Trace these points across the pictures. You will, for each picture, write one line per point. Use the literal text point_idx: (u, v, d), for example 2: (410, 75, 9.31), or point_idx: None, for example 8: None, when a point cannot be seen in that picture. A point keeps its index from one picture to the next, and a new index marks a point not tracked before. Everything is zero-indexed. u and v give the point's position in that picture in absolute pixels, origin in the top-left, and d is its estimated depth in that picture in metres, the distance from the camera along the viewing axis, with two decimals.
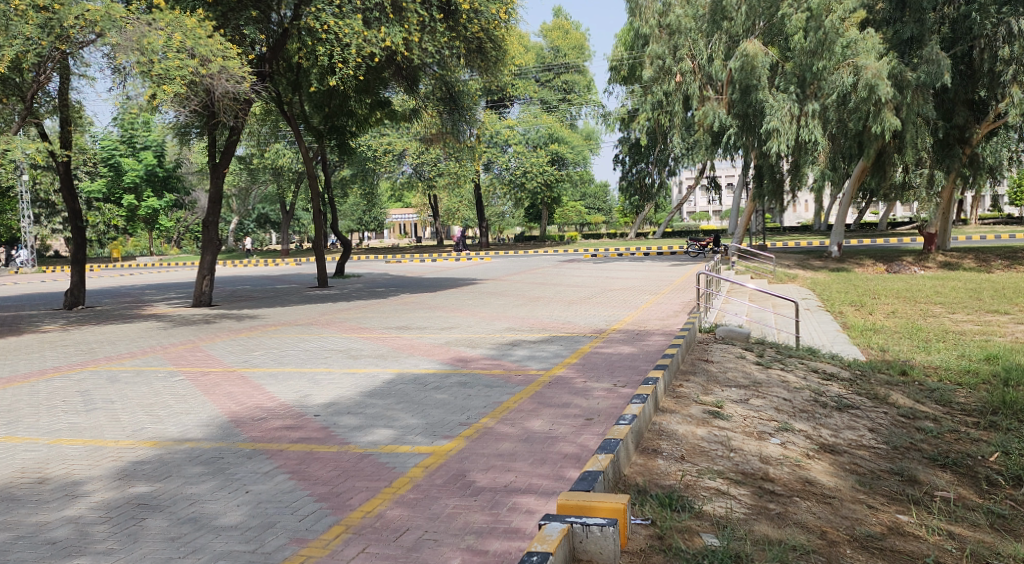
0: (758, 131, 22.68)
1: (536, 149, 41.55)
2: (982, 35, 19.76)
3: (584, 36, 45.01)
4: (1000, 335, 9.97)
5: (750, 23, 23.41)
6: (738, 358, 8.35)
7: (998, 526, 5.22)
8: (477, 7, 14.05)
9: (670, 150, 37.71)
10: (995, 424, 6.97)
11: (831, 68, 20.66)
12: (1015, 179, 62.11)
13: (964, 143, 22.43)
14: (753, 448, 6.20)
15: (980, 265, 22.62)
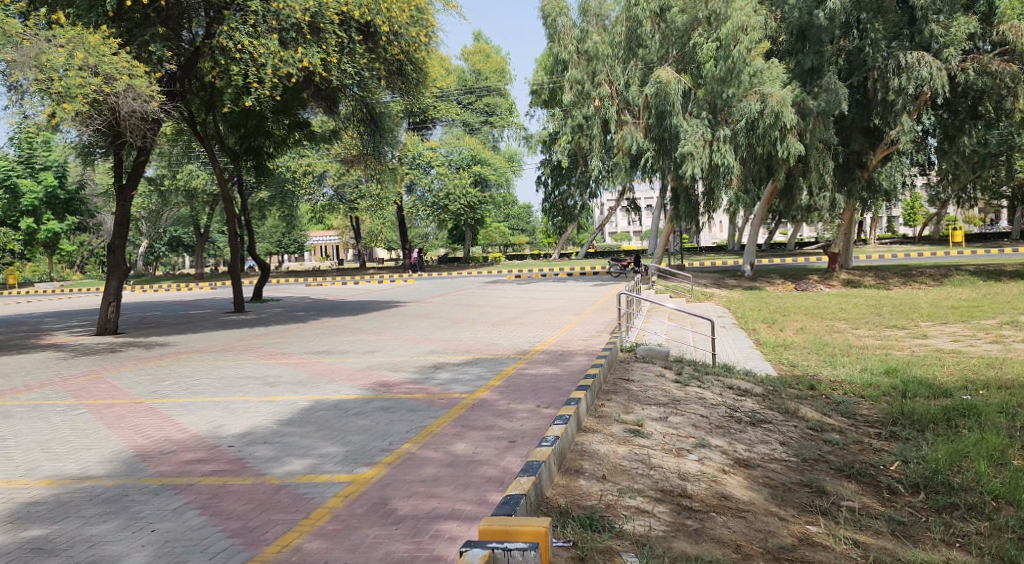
0: (674, 155, 23.46)
1: (459, 170, 41.59)
2: (875, 66, 21.36)
3: (504, 60, 45.91)
4: (899, 349, 10.55)
5: (664, 50, 24.48)
6: (657, 376, 8.53)
7: (899, 532, 5.49)
8: (397, 29, 14.00)
9: (590, 173, 38.43)
10: (896, 434, 7.35)
11: (740, 95, 21.74)
12: (908, 202, 66.62)
13: (862, 167, 23.65)
14: (672, 464, 6.33)
15: (879, 282, 23.95)
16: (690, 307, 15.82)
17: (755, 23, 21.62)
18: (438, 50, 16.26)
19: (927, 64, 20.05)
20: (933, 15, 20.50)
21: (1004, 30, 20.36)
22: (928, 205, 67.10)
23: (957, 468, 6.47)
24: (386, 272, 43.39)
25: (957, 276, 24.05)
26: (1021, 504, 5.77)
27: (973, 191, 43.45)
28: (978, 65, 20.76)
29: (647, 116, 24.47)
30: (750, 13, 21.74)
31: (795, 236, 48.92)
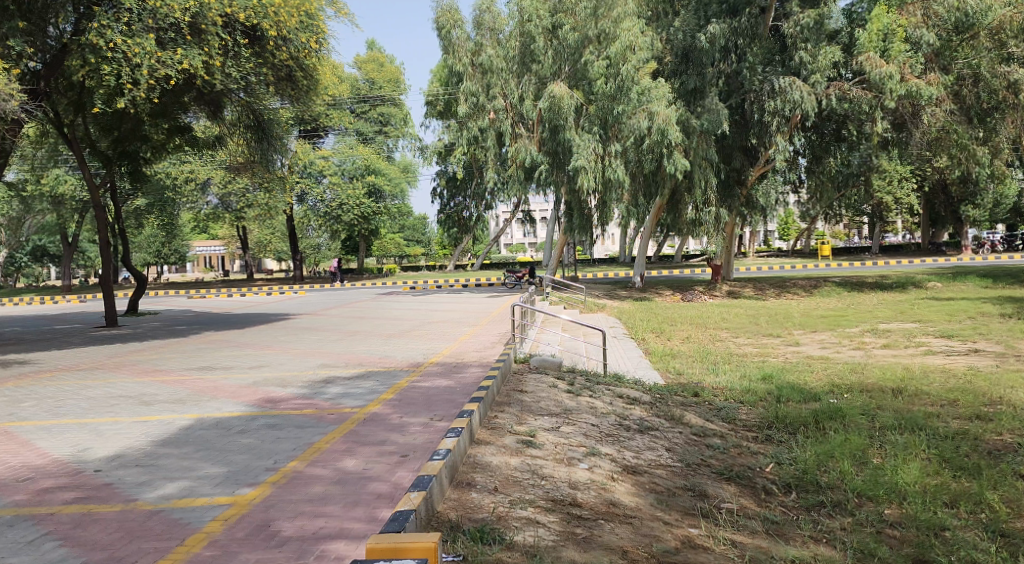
0: (567, 168, 23.91)
1: (353, 180, 40.84)
2: (752, 89, 22.63)
3: (398, 70, 46.13)
4: (774, 356, 11.20)
5: (557, 65, 24.63)
6: (550, 387, 8.64)
7: (773, 531, 5.77)
8: (286, 34, 13.67)
9: (485, 185, 38.83)
10: (771, 437, 7.76)
11: (628, 112, 22.26)
12: (783, 217, 71.01)
13: (741, 184, 24.99)
14: (563, 474, 6.41)
15: (757, 293, 25.31)
16: (584, 319, 16.15)
17: (642, 44, 22.50)
18: (329, 57, 15.78)
19: (798, 89, 21.38)
20: (802, 43, 22.02)
21: (862, 59, 21.90)
22: (800, 220, 71.92)
23: (824, 468, 6.91)
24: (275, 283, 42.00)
25: (825, 287, 25.79)
26: (880, 500, 6.21)
27: (838, 207, 46.84)
28: (839, 92, 22.19)
29: (541, 130, 24.86)
30: (636, 33, 22.55)
31: (682, 249, 51.04)
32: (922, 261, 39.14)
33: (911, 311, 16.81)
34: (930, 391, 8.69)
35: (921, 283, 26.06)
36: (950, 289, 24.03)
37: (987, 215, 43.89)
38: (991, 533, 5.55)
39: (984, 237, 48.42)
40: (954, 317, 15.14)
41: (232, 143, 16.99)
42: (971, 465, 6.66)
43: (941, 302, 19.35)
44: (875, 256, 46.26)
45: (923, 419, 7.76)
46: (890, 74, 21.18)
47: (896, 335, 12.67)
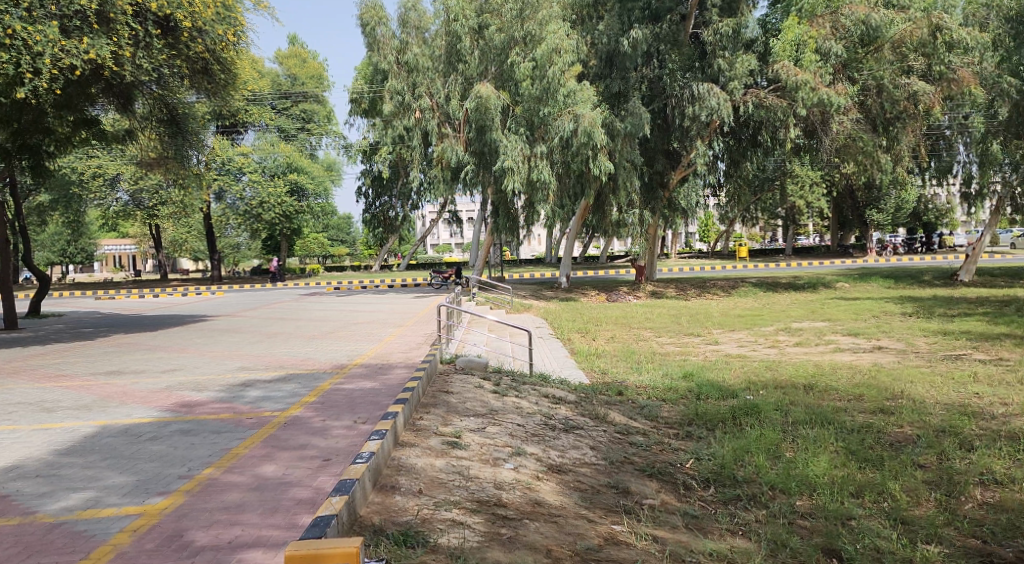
0: (494, 168, 23.92)
1: (274, 177, 40.05)
2: (673, 94, 23.35)
3: (322, 66, 45.24)
4: (695, 355, 11.52)
5: (484, 66, 24.79)
6: (476, 387, 8.63)
7: (692, 525, 5.92)
8: (201, 26, 13.27)
9: (411, 184, 38.61)
10: (691, 434, 7.97)
11: (554, 114, 22.65)
12: (702, 220, 73.39)
13: (664, 187, 25.59)
14: (488, 474, 6.39)
15: (679, 293, 25.95)
16: (511, 319, 16.18)
17: (567, 46, 22.54)
18: (248, 51, 15.60)
19: (715, 95, 22.10)
20: (721, 51, 22.89)
21: (778, 67, 22.70)
22: (719, 222, 74.22)
23: (741, 462, 7.15)
24: (192, 283, 40.52)
25: (742, 287, 26.73)
26: (792, 492, 6.46)
27: (754, 210, 48.73)
28: (756, 99, 23.04)
29: (468, 130, 24.81)
30: (563, 36, 22.59)
31: (607, 249, 51.90)
32: (832, 262, 41.18)
33: (822, 310, 17.62)
34: (838, 386, 9.11)
35: (830, 284, 27.33)
36: (857, 290, 25.28)
37: (890, 219, 46.31)
38: (893, 521, 5.85)
39: (887, 240, 51.17)
40: (860, 316, 15.96)
41: (143, 137, 16.29)
42: (875, 456, 7.01)
43: (848, 301, 20.35)
44: (789, 258, 48.19)
45: (832, 414, 8.13)
46: (805, 82, 22.11)
47: (808, 334, 13.22)
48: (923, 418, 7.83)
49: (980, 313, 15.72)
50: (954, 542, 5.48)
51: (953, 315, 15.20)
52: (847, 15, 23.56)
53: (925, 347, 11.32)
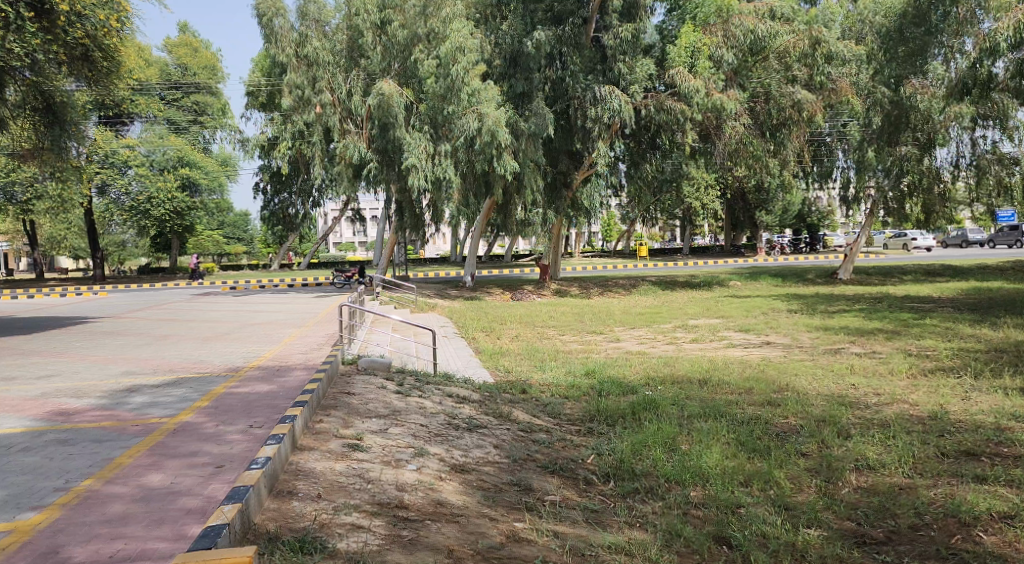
0: (397, 166, 23.60)
1: (163, 172, 37.91)
2: (575, 95, 23.56)
3: (215, 57, 43.82)
4: (597, 352, 11.77)
5: (386, 62, 24.49)
6: (379, 388, 8.51)
7: (591, 520, 6.03)
8: (81, 10, 12.62)
9: (312, 180, 38.07)
10: (592, 430, 8.13)
11: (459, 112, 22.47)
12: (605, 220, 75.26)
13: (568, 187, 25.88)
14: (390, 476, 6.30)
15: (582, 292, 26.42)
16: (416, 319, 16.05)
17: (471, 45, 22.34)
18: (132, 38, 14.86)
19: (617, 98, 22.68)
20: (621, 55, 23.65)
21: (673, 74, 23.54)
22: (620, 222, 76.16)
23: (639, 456, 7.35)
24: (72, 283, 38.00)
25: (641, 286, 27.52)
26: (687, 483, 6.69)
27: (653, 210, 50.47)
28: (656, 102, 23.72)
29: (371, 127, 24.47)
30: (466, 35, 22.43)
31: (511, 249, 52.20)
32: (726, 261, 43.05)
33: (715, 307, 18.40)
34: (730, 381, 9.50)
35: (724, 282, 28.56)
36: (747, 287, 26.50)
37: (778, 220, 48.96)
38: (778, 508, 6.15)
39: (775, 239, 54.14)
40: (750, 313, 16.76)
41: (16, 128, 15.08)
42: (763, 447, 7.36)
43: (740, 299, 21.33)
44: (685, 257, 49.97)
45: (724, 407, 8.48)
46: (697, 88, 23.03)
47: (703, 330, 13.77)
48: (806, 409, 8.28)
49: (855, 309, 16.80)
50: (831, 525, 5.80)
51: (832, 311, 16.21)
52: (737, 24, 24.53)
53: (809, 341, 12.00)
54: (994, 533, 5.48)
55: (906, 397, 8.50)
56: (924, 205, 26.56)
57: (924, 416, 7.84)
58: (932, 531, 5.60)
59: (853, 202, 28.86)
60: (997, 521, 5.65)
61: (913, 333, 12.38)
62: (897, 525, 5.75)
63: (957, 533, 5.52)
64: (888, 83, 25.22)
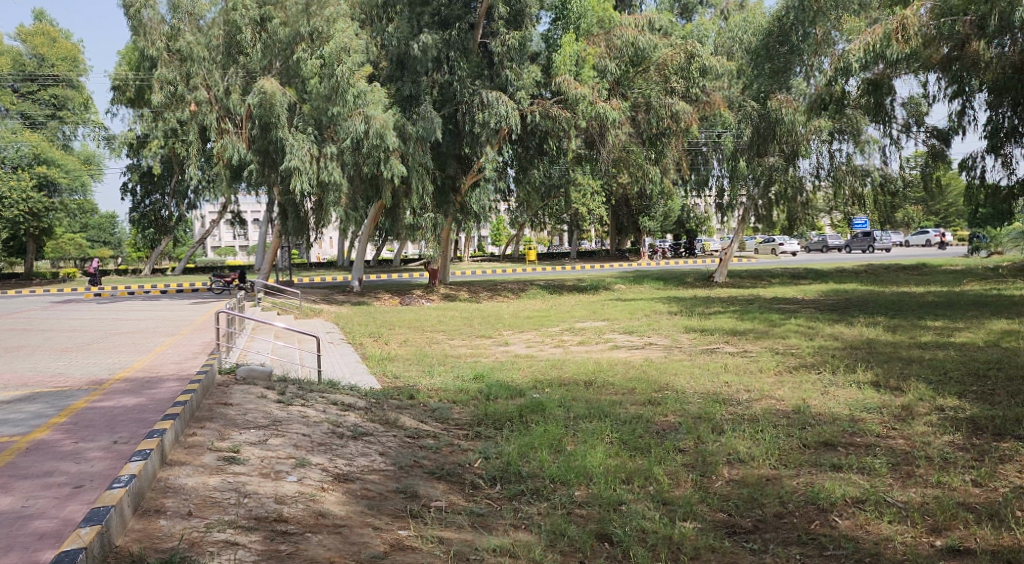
0: (279, 167, 23.04)
1: (16, 170, 35.27)
2: (463, 100, 23.73)
3: (75, 48, 41.49)
4: (486, 356, 11.84)
5: (267, 61, 23.91)
6: (258, 398, 8.19)
7: (477, 523, 6.02)
8: None
9: (186, 181, 36.96)
10: (480, 434, 8.16)
11: (344, 114, 21.79)
12: (494, 224, 76.20)
13: (456, 192, 26.01)
14: (268, 489, 6.04)
15: (471, 296, 26.55)
16: (300, 326, 15.67)
17: (357, 46, 22.02)
18: None
19: (503, 103, 22.92)
20: (507, 62, 23.76)
21: (558, 81, 24.04)
22: (509, 227, 77.77)
23: (526, 458, 7.44)
24: None
25: (529, 290, 28.02)
26: (571, 483, 6.81)
27: (540, 214, 52.27)
28: (541, 110, 24.28)
29: (250, 127, 23.71)
30: (351, 36, 22.13)
31: (400, 253, 51.89)
32: (610, 265, 44.54)
33: (600, 310, 18.91)
34: (614, 381, 9.81)
35: (609, 286, 29.46)
36: (632, 291, 27.46)
37: (660, 225, 51.14)
38: (656, 503, 6.35)
39: (656, 244, 56.91)
40: (633, 315, 17.35)
41: None
42: (643, 444, 7.62)
43: (624, 302, 22.00)
44: (574, 261, 51.22)
45: (608, 407, 8.73)
46: (583, 96, 23.75)
47: (588, 332, 14.12)
48: (684, 406, 8.65)
49: (728, 310, 17.74)
50: (705, 517, 6.04)
51: (707, 313, 17.04)
52: (619, 35, 25.37)
53: (687, 342, 12.54)
54: (848, 516, 5.87)
55: (773, 393, 9.03)
56: (788, 212, 28.25)
57: (789, 409, 8.36)
58: (794, 518, 5.95)
59: (727, 208, 30.54)
60: (851, 505, 6.07)
61: (779, 332, 13.17)
62: (764, 514, 6.06)
63: (816, 519, 5.89)
64: (758, 97, 27.15)
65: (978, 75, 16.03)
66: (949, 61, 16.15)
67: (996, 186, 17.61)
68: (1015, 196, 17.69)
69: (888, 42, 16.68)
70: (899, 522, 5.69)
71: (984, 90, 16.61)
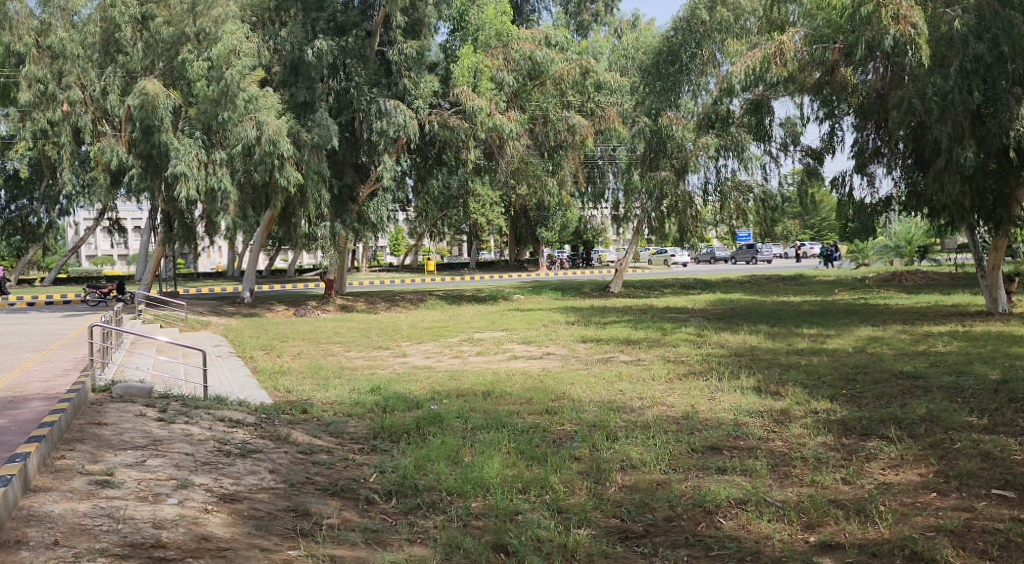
0: (164, 172, 22.02)
1: None
2: (360, 108, 23.46)
3: None
4: (383, 367, 11.68)
5: (151, 61, 22.81)
6: (137, 417, 7.74)
7: (372, 540, 5.83)
8: None
9: (58, 186, 34.74)
10: (376, 448, 8.01)
11: (234, 120, 21.22)
12: (393, 233, 75.57)
13: (354, 200, 25.51)
14: (146, 513, 5.61)
15: (368, 307, 26.11)
16: (185, 338, 14.99)
17: (247, 49, 21.29)
18: None
19: (403, 113, 22.88)
20: (405, 71, 23.99)
21: (457, 92, 24.23)
22: (408, 237, 77.08)
23: (422, 471, 7.36)
24: None
25: (429, 300, 27.91)
26: (468, 495, 6.76)
27: (440, 224, 52.59)
28: (439, 119, 24.34)
29: (130, 129, 22.52)
30: (241, 39, 21.32)
31: (295, 263, 50.55)
32: (509, 275, 45.11)
33: (499, 320, 19.08)
34: (512, 391, 9.90)
35: (508, 296, 29.75)
36: (530, 301, 27.85)
37: (557, 235, 53.07)
38: (552, 511, 6.38)
39: (555, 255, 58.16)
40: (531, 325, 17.61)
41: None
42: (540, 453, 7.70)
43: (522, 312, 22.30)
44: (474, 272, 51.49)
45: (506, 418, 8.76)
46: (481, 108, 23.76)
47: (487, 343, 14.19)
48: (579, 414, 8.83)
49: (622, 319, 18.28)
50: (599, 524, 6.11)
51: (602, 322, 17.52)
52: (516, 49, 25.89)
53: (583, 351, 12.83)
54: (731, 517, 6.10)
55: (664, 400, 9.34)
56: (678, 224, 29.34)
57: (678, 415, 8.67)
58: (683, 521, 6.12)
59: (623, 219, 31.47)
60: (735, 506, 6.31)
61: (670, 340, 13.69)
62: (655, 518, 6.20)
63: (703, 521, 6.08)
64: (650, 114, 28.10)
65: (847, 99, 17.50)
66: (820, 86, 17.62)
67: (862, 202, 18.91)
68: (879, 212, 19.03)
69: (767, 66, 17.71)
70: (778, 520, 5.95)
71: (851, 114, 17.73)
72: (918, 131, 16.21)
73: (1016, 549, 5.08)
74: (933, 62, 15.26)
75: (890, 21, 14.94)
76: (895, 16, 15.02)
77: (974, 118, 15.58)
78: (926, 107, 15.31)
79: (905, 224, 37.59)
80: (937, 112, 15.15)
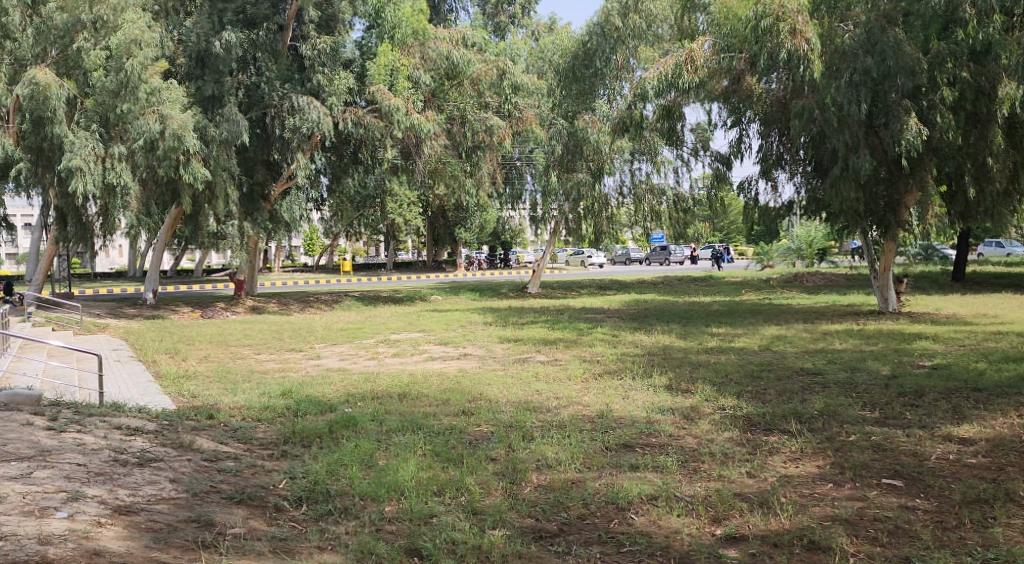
0: (57, 167, 20.83)
1: None
2: (272, 104, 22.97)
3: None
4: (296, 370, 11.37)
5: (41, 47, 21.11)
6: (22, 426, 7.25)
7: (279, 549, 5.64)
8: None
9: None
10: (286, 454, 7.78)
11: (135, 113, 20.26)
12: (308, 233, 73.87)
13: (265, 199, 25.02)
14: (31, 529, 5.23)
15: (281, 308, 25.48)
16: (80, 343, 14.18)
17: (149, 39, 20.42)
18: None
19: (315, 109, 22.39)
20: (319, 67, 23.40)
21: (373, 90, 23.99)
22: (324, 237, 75.41)
23: (335, 476, 7.19)
24: None
25: (345, 302, 27.43)
26: (382, 499, 6.64)
27: (356, 223, 51.92)
28: (354, 117, 23.79)
29: (18, 121, 20.93)
30: (142, 27, 20.70)
31: (201, 264, 48.38)
32: (426, 276, 44.78)
33: (416, 321, 18.93)
34: (429, 393, 9.81)
35: (425, 297, 29.59)
36: (448, 302, 27.83)
37: (477, 236, 52.85)
38: (467, 513, 6.33)
39: (474, 256, 58.15)
40: (448, 326, 17.53)
41: None
42: (456, 455, 7.65)
43: (440, 313, 22.25)
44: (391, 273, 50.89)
45: (421, 420, 8.67)
46: (397, 107, 23.50)
47: (404, 344, 14.03)
48: (495, 416, 8.82)
49: (537, 319, 18.42)
50: (514, 524, 6.09)
51: (519, 323, 17.61)
52: (434, 48, 25.68)
53: (501, 352, 12.85)
54: (643, 513, 6.20)
55: (579, 399, 9.45)
56: (595, 226, 29.89)
57: (593, 415, 8.78)
58: (595, 519, 6.16)
59: (541, 220, 31.70)
60: (645, 502, 6.42)
61: (586, 341, 13.87)
62: (568, 517, 6.22)
63: (614, 518, 6.15)
64: (566, 116, 28.99)
65: (752, 107, 18.20)
66: (728, 93, 18.49)
67: (766, 207, 19.73)
68: (781, 217, 19.89)
69: (679, 72, 18.20)
70: (687, 515, 6.08)
71: (756, 121, 18.49)
72: (817, 139, 17.02)
73: (903, 534, 5.36)
74: (828, 74, 16.11)
75: (787, 36, 16.10)
76: (791, 31, 16.20)
77: (868, 128, 16.50)
78: (825, 117, 16.18)
79: (807, 227, 39.50)
80: (835, 122, 16.01)
